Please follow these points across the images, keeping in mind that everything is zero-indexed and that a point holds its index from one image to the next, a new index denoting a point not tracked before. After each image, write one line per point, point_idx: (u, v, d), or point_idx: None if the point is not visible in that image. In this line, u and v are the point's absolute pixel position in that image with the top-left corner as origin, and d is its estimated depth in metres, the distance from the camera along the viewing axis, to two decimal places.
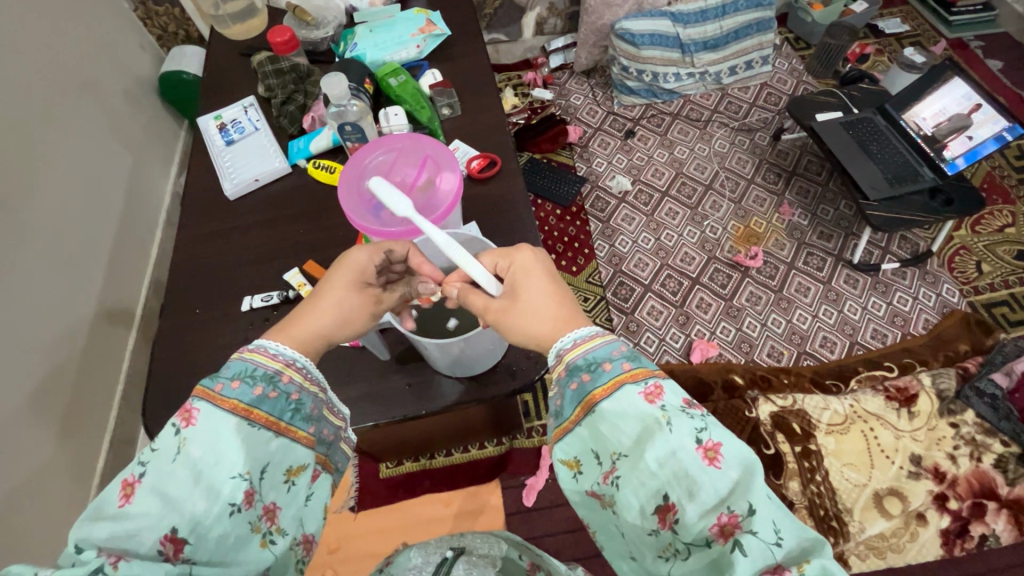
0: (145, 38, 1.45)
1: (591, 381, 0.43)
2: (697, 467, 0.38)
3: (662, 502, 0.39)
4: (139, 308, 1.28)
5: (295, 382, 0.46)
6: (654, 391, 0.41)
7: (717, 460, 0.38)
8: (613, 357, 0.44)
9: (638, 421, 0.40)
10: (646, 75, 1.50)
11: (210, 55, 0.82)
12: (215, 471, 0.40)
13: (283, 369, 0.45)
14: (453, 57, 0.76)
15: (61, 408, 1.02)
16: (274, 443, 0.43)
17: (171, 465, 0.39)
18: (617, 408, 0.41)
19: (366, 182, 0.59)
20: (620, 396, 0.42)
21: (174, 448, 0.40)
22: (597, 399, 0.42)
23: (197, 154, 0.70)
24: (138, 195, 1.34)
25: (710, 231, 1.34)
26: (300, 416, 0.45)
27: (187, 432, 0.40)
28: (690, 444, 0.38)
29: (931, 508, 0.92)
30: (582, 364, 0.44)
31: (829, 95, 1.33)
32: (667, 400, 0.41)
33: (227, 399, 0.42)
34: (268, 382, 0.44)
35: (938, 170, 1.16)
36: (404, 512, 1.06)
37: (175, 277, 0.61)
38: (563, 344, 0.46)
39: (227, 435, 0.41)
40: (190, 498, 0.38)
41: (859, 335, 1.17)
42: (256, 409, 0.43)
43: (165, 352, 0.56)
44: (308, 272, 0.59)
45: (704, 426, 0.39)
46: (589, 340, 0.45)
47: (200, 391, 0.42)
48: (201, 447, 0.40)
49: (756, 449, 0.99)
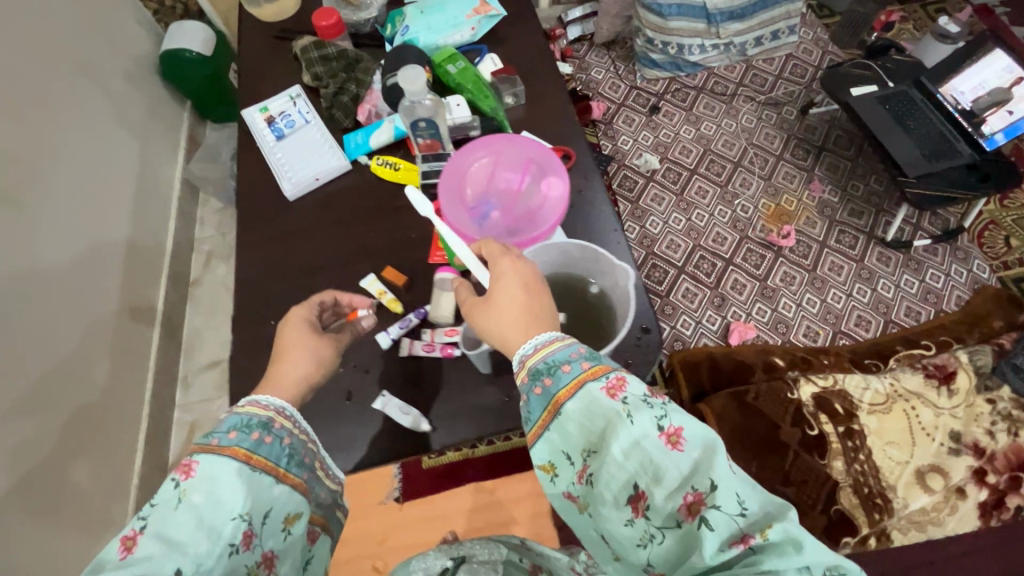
0: (142, 14, 1.35)
1: (553, 384, 0.42)
2: (660, 453, 0.37)
3: (632, 491, 0.38)
4: (159, 303, 1.24)
5: (287, 428, 0.44)
6: (615, 385, 0.41)
7: (679, 443, 0.37)
8: (572, 358, 0.43)
9: (602, 417, 0.40)
10: (671, 48, 1.45)
11: (245, 40, 0.77)
12: (217, 513, 0.37)
13: (275, 416, 0.44)
14: (510, 40, 0.72)
15: (90, 411, 1.00)
16: (275, 489, 0.41)
17: (175, 513, 0.37)
18: (580, 408, 0.41)
19: (467, 190, 0.56)
20: (582, 394, 0.41)
21: (173, 498, 0.38)
22: (562, 400, 0.42)
23: (246, 151, 0.66)
24: (148, 184, 1.28)
25: (741, 210, 1.32)
26: (295, 462, 0.44)
27: (188, 482, 0.38)
28: (653, 431, 0.38)
29: (970, 482, 0.95)
30: (542, 368, 0.43)
31: (862, 67, 1.29)
32: (629, 392, 0.40)
33: (226, 446, 0.41)
34: (263, 428, 0.43)
35: (976, 146, 1.15)
36: (450, 501, 1.07)
37: (243, 284, 0.58)
38: (524, 350, 0.45)
39: (228, 479, 0.39)
40: (194, 539, 0.36)
41: (893, 313, 1.17)
42: (256, 454, 0.41)
43: (243, 366, 0.54)
44: (386, 278, 0.58)
45: (663, 413, 0.39)
46: (550, 343, 0.44)
47: (197, 445, 0.41)
48: (203, 493, 0.38)
49: (800, 431, 0.99)
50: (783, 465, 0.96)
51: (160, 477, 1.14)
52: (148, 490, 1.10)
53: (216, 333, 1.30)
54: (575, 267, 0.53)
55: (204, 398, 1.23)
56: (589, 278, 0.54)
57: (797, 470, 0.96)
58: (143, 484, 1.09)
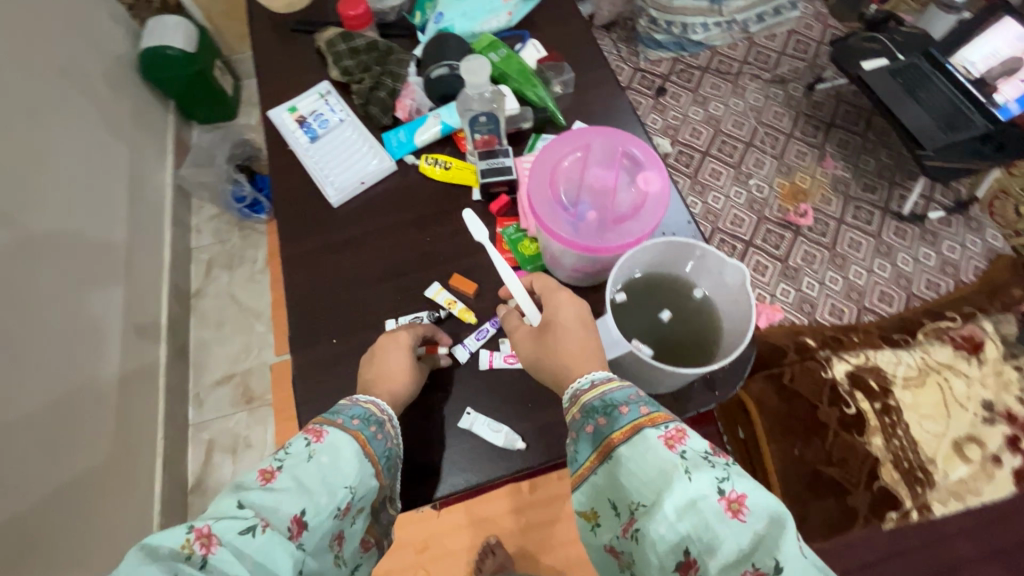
0: (117, 10, 1.25)
1: (608, 424, 0.42)
2: (717, 519, 0.34)
3: (681, 557, 0.35)
4: (163, 318, 1.17)
5: (394, 433, 0.45)
6: (674, 436, 0.39)
7: (741, 513, 0.34)
8: (630, 401, 0.42)
9: (655, 468, 0.38)
10: (675, 27, 1.43)
11: (257, 34, 0.71)
12: (336, 476, 0.39)
13: (389, 420, 0.45)
14: (549, 24, 0.68)
15: (106, 438, 0.94)
16: (372, 481, 0.42)
17: (303, 465, 0.38)
18: (634, 454, 0.39)
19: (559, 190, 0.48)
20: (638, 440, 0.39)
21: (303, 452, 0.39)
22: (616, 442, 0.40)
23: (279, 155, 0.61)
24: (140, 192, 1.20)
25: (757, 190, 1.31)
26: (391, 466, 0.44)
27: (319, 443, 0.40)
28: (711, 494, 0.35)
29: (1004, 449, 0.97)
30: (598, 406, 0.43)
31: (871, 40, 1.28)
32: (688, 446, 0.38)
33: (350, 427, 0.42)
34: (380, 425, 0.44)
35: (990, 116, 1.15)
36: (489, 504, 1.04)
37: (294, 301, 0.54)
38: (580, 384, 0.44)
39: (350, 453, 0.41)
40: (318, 489, 0.38)
41: (915, 287, 1.18)
42: (369, 444, 0.42)
43: (307, 389, 0.50)
44: (453, 286, 0.54)
45: (725, 476, 0.36)
46: (606, 383, 0.44)
47: (326, 418, 0.43)
48: (329, 456, 0.40)
49: (838, 409, 0.99)
50: (824, 445, 0.96)
51: (182, 499, 1.09)
52: (171, 515, 1.05)
53: (225, 346, 1.24)
54: (679, 269, 0.51)
55: (218, 414, 1.17)
56: (692, 281, 0.51)
57: (838, 449, 0.96)
58: (166, 509, 1.04)
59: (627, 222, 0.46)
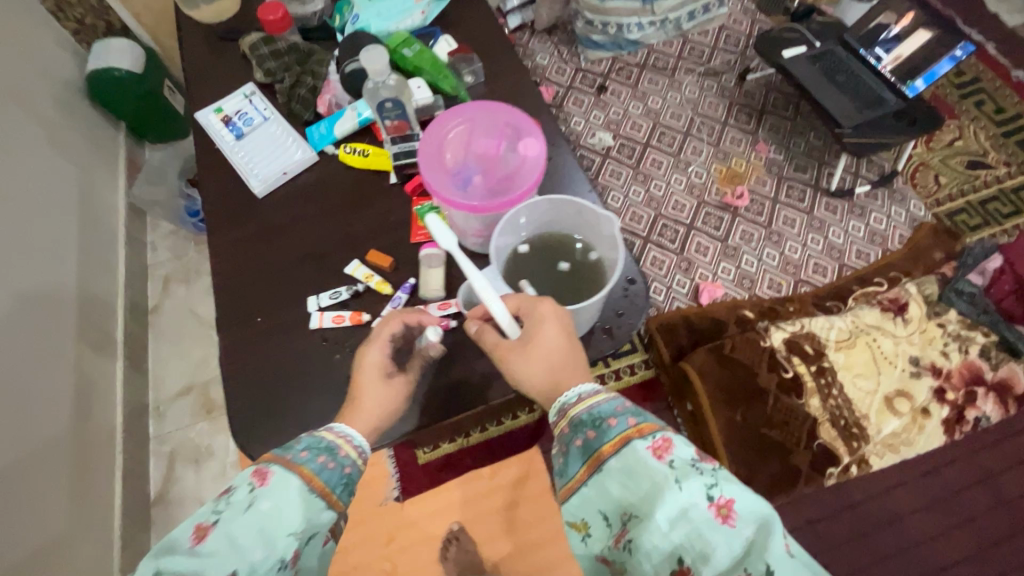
0: (62, 35, 1.27)
1: (597, 437, 0.47)
2: (710, 526, 0.40)
3: (676, 566, 0.41)
4: (119, 335, 1.18)
5: (351, 456, 0.47)
6: (661, 446, 0.44)
7: (730, 518, 0.40)
8: (617, 413, 0.48)
9: (647, 479, 0.43)
10: (611, 27, 1.48)
11: (186, 43, 0.74)
12: (277, 527, 0.41)
13: (341, 443, 0.47)
14: (461, 21, 0.72)
15: (61, 455, 0.95)
16: (326, 514, 0.44)
17: (241, 517, 0.40)
18: (623, 465, 0.45)
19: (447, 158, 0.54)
20: (626, 450, 0.45)
21: (244, 502, 0.41)
22: (604, 454, 0.46)
23: (206, 154, 0.64)
24: (92, 212, 1.22)
25: (695, 176, 1.37)
26: (348, 490, 0.46)
27: (261, 488, 0.42)
28: (702, 501, 0.41)
29: (932, 401, 1.02)
30: (586, 420, 0.48)
31: (790, 31, 1.36)
32: (674, 456, 0.43)
33: (297, 464, 0.44)
34: (329, 454, 0.46)
35: (900, 94, 1.23)
36: (451, 492, 1.07)
37: (222, 286, 0.56)
38: (567, 399, 0.50)
39: (293, 497, 0.42)
40: (252, 547, 0.39)
41: (846, 257, 1.25)
42: (317, 478, 0.44)
43: (233, 366, 0.53)
44: (371, 262, 0.57)
45: (714, 482, 0.41)
46: (592, 398, 0.50)
47: (273, 456, 0.44)
48: (270, 503, 0.41)
49: (777, 374, 1.04)
50: (766, 409, 1.01)
51: (144, 512, 1.09)
52: (133, 528, 1.05)
53: (183, 359, 1.25)
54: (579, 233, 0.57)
55: (179, 425, 1.18)
56: (592, 246, 0.56)
57: (778, 412, 1.01)
58: (127, 522, 1.04)
59: (508, 182, 0.53)
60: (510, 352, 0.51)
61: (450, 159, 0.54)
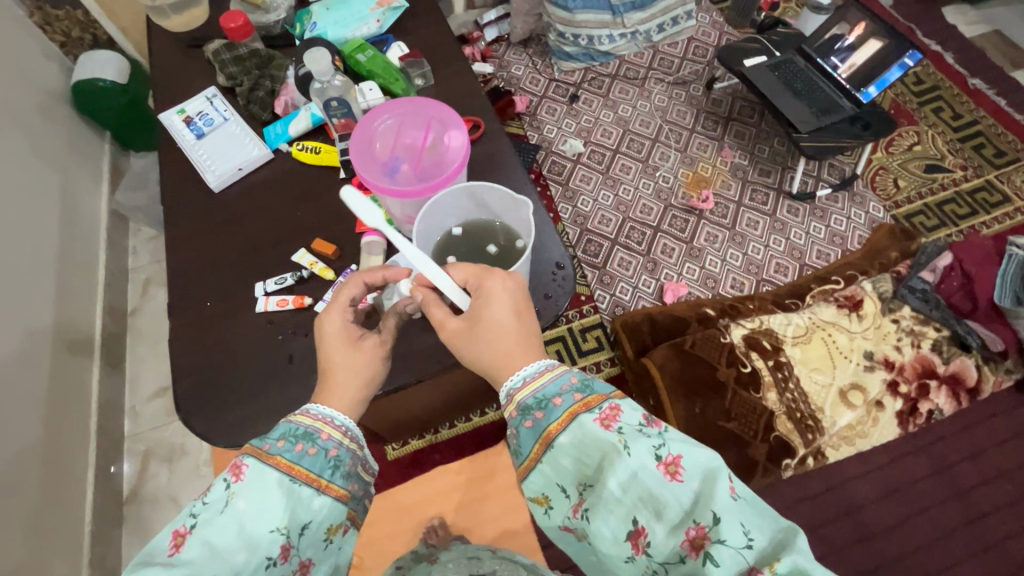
0: (48, 47, 1.31)
1: (545, 417, 0.50)
2: (660, 485, 0.44)
3: (632, 527, 0.46)
4: (97, 337, 1.21)
5: (333, 438, 0.50)
6: (607, 417, 0.48)
7: (677, 473, 0.45)
8: (562, 392, 0.50)
9: (598, 451, 0.47)
10: (582, 39, 1.54)
11: (156, 50, 0.78)
12: (258, 524, 0.44)
13: (322, 427, 0.50)
14: (414, 29, 0.77)
15: (34, 451, 0.97)
16: (317, 501, 0.48)
17: (220, 518, 0.44)
18: (572, 442, 0.48)
19: (377, 147, 0.60)
20: (574, 426, 0.48)
21: (223, 500, 0.45)
22: (554, 433, 0.49)
23: (168, 153, 0.68)
24: (75, 218, 1.26)
25: (663, 181, 1.42)
26: (340, 472, 0.49)
27: (237, 486, 0.46)
28: (652, 462, 0.45)
29: (885, 394, 1.05)
30: (533, 402, 0.51)
31: (752, 42, 1.42)
32: (621, 423, 0.48)
33: (272, 455, 0.47)
34: (307, 439, 0.49)
35: (855, 100, 1.27)
36: (419, 487, 1.09)
37: (178, 274, 0.60)
38: (512, 385, 0.52)
39: (271, 490, 0.46)
40: (234, 549, 0.43)
41: (806, 258, 1.29)
42: (297, 466, 0.48)
43: (184, 349, 0.56)
44: (317, 250, 0.60)
45: (661, 443, 0.46)
46: (537, 378, 0.52)
47: (249, 448, 0.47)
48: (246, 500, 0.45)
49: (735, 369, 1.07)
50: (724, 403, 1.04)
51: (116, 509, 1.11)
52: (104, 525, 1.07)
53: (159, 360, 1.28)
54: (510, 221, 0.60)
55: (154, 425, 1.21)
56: (522, 235, 0.60)
57: (737, 405, 1.03)
58: (98, 519, 1.06)
59: (430, 171, 0.58)
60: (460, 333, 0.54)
61: (380, 150, 0.60)
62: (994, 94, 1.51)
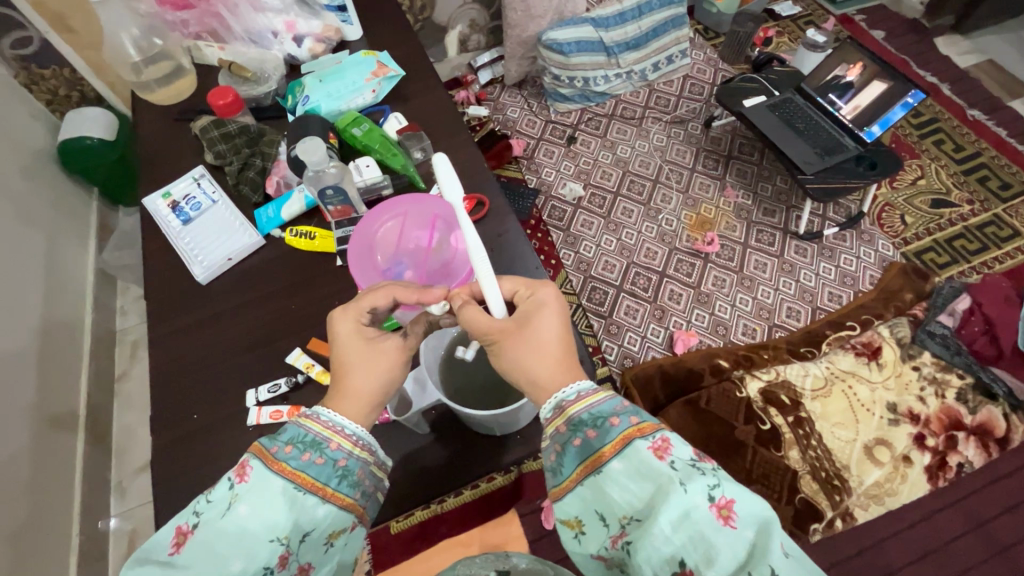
0: (34, 106, 1.28)
1: (598, 437, 0.45)
2: (713, 528, 0.39)
3: (678, 568, 0.40)
4: (82, 408, 1.15)
5: (343, 449, 0.47)
6: (661, 446, 0.43)
7: (731, 519, 0.39)
8: (618, 412, 0.46)
9: (652, 481, 0.42)
10: (578, 81, 1.52)
11: (139, 125, 0.75)
12: (257, 533, 0.42)
13: (331, 435, 0.47)
14: (411, 100, 0.74)
15: (14, 541, 0.90)
16: (320, 510, 0.45)
17: (221, 523, 0.42)
18: (625, 467, 0.43)
19: (378, 257, 0.59)
20: (630, 452, 0.44)
21: (226, 502, 0.43)
22: (606, 457, 0.44)
23: (152, 241, 0.64)
24: (60, 281, 1.21)
25: (666, 223, 1.39)
26: (347, 482, 0.46)
27: (241, 489, 0.44)
28: (704, 502, 0.40)
29: (913, 448, 1.00)
30: (587, 419, 0.46)
31: (750, 80, 1.41)
32: (675, 455, 0.43)
33: (278, 460, 0.45)
34: (315, 448, 0.46)
35: (858, 139, 1.25)
36: (423, 565, 1.03)
37: (164, 380, 0.56)
38: (564, 394, 0.48)
39: (274, 498, 0.43)
40: (230, 558, 0.41)
41: (818, 300, 1.25)
42: (303, 474, 0.45)
43: (168, 469, 0.51)
44: (313, 351, 0.57)
45: (716, 483, 0.41)
46: (591, 395, 0.48)
47: (258, 449, 0.45)
48: (247, 506, 0.43)
49: (754, 427, 1.03)
50: (745, 466, 0.99)
51: None
52: None
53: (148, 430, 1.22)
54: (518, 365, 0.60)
55: (143, 500, 1.15)
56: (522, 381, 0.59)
57: (758, 466, 0.99)
58: None
59: (442, 273, 0.58)
60: (512, 334, 0.50)
61: (381, 261, 0.58)
62: (995, 125, 1.49)
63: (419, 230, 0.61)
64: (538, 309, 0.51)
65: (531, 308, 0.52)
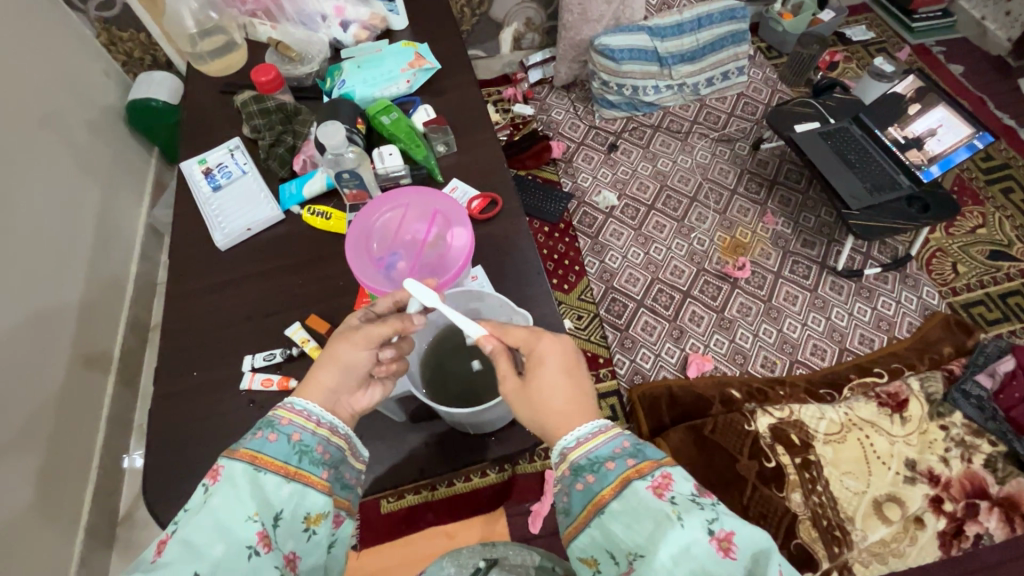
0: (110, 65, 1.37)
1: (597, 481, 0.44)
2: (713, 561, 0.39)
3: None
4: (116, 350, 1.23)
5: (295, 423, 0.49)
6: (661, 483, 0.42)
7: (731, 551, 0.39)
8: (614, 454, 0.45)
9: (651, 519, 0.41)
10: (627, 89, 1.50)
11: (188, 93, 0.79)
12: (231, 516, 0.43)
13: (284, 414, 0.49)
14: (443, 93, 0.75)
15: (37, 464, 0.97)
16: (287, 487, 0.46)
17: (196, 516, 0.42)
18: (625, 507, 0.42)
19: (374, 245, 0.61)
20: (627, 492, 0.42)
21: (200, 498, 0.44)
22: (606, 498, 0.43)
23: (181, 204, 0.68)
24: (112, 230, 1.29)
25: (698, 243, 1.35)
26: (309, 459, 0.48)
27: (211, 484, 0.44)
28: (703, 536, 0.39)
29: (927, 511, 0.94)
30: (585, 463, 0.45)
31: (805, 105, 1.35)
32: (675, 490, 0.42)
33: (240, 449, 0.46)
34: (269, 427, 0.48)
35: (915, 178, 1.19)
36: (406, 549, 1.04)
37: (174, 336, 0.60)
38: (565, 443, 0.46)
39: (242, 480, 0.44)
40: (209, 543, 0.41)
41: (848, 341, 1.20)
42: (262, 454, 0.46)
43: (163, 420, 0.55)
44: (311, 327, 0.59)
45: (715, 515, 0.40)
46: (591, 439, 0.46)
47: (221, 449, 0.47)
48: (219, 494, 0.43)
49: (758, 463, 0.99)
50: (742, 500, 0.96)
51: (109, 530, 1.11)
52: (95, 544, 1.07)
53: None
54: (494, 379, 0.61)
55: None
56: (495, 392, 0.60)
57: (756, 503, 0.95)
58: (89, 538, 1.06)
59: (435, 267, 0.59)
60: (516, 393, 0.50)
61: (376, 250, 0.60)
62: None
63: (418, 224, 0.63)
64: (541, 363, 0.50)
65: (537, 363, 0.50)
